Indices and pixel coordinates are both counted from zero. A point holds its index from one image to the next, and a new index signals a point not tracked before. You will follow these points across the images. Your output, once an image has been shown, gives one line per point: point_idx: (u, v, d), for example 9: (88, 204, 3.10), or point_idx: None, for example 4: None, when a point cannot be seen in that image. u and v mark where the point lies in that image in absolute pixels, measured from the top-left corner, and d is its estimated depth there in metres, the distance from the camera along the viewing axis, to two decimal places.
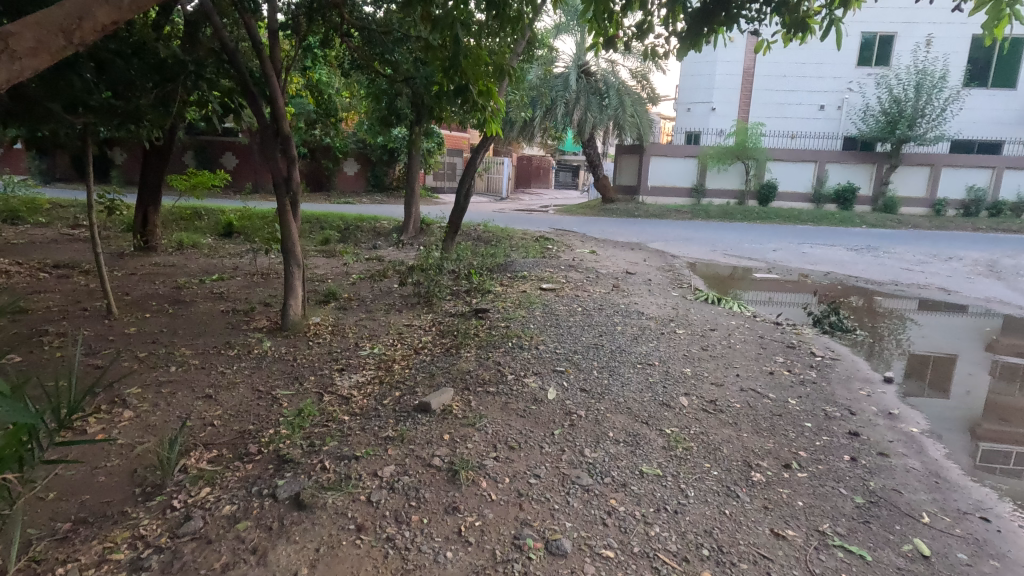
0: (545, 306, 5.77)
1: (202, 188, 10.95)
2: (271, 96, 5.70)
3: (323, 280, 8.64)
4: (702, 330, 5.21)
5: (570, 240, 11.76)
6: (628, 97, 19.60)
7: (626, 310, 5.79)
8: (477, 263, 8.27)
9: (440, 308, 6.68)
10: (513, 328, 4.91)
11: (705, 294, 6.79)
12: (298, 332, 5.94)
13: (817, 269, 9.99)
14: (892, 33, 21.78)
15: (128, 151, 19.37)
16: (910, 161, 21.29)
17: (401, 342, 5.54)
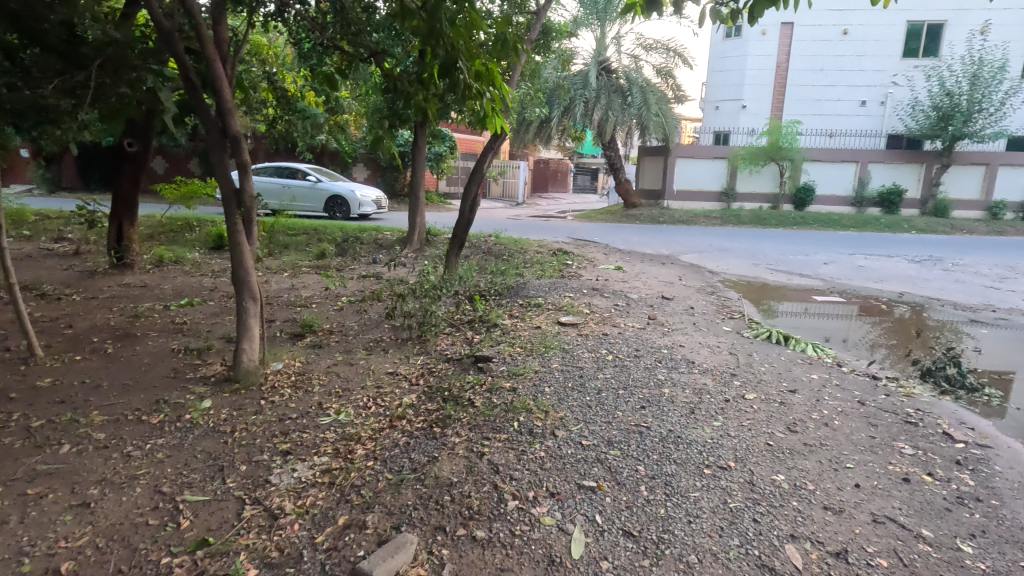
0: (564, 352, 4.44)
1: (191, 198, 9.82)
2: (214, 87, 4.46)
3: (305, 307, 7.45)
4: (777, 392, 3.83)
5: (592, 253, 10.47)
6: (654, 94, 18.18)
7: (672, 360, 4.42)
8: (484, 288, 7.06)
9: (434, 349, 5.39)
10: (523, 396, 3.60)
11: (766, 329, 5.41)
12: (251, 384, 4.69)
13: (886, 288, 8.49)
14: (941, 21, 20.05)
15: (168, 159, 18.42)
16: (962, 160, 19.53)
17: (376, 402, 4.26)
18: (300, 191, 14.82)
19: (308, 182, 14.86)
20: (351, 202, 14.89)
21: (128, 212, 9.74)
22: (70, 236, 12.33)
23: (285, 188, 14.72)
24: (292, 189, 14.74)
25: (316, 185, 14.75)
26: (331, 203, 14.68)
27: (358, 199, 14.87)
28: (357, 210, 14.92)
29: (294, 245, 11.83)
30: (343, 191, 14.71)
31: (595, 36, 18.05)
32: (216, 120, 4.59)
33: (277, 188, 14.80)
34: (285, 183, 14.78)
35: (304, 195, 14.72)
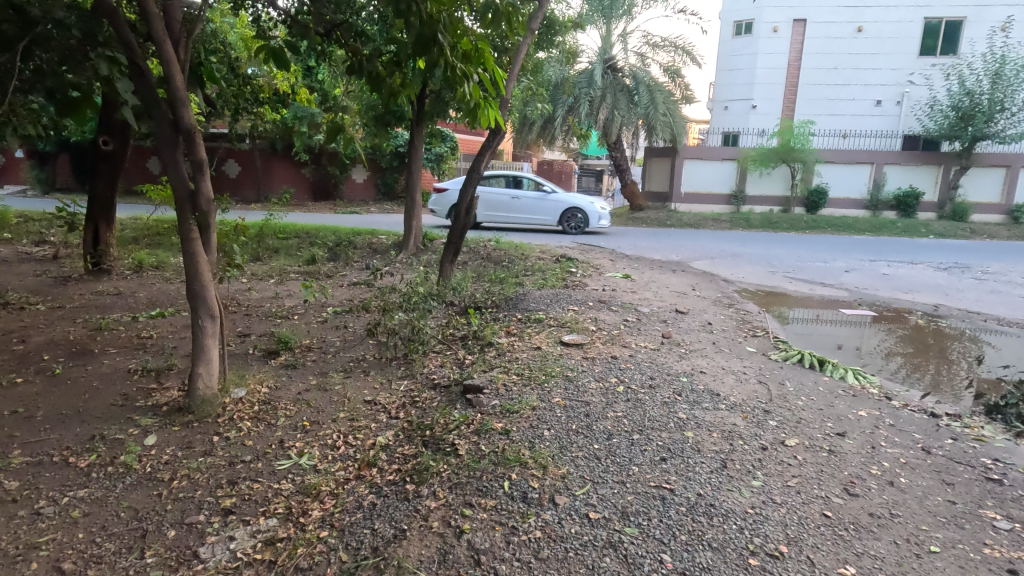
0: (568, 381, 3.82)
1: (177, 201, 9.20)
2: (165, 70, 3.84)
3: (286, 319, 6.86)
4: (823, 437, 3.19)
5: (597, 259, 9.83)
6: (661, 93, 17.52)
7: (692, 392, 3.78)
8: (480, 301, 6.45)
9: (420, 372, 4.79)
10: (517, 443, 2.97)
11: (797, 351, 4.77)
12: (205, 415, 4.07)
13: (917, 299, 7.83)
14: (961, 18, 19.36)
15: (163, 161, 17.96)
16: (982, 161, 18.82)
17: (348, 441, 3.66)
18: (532, 202, 13.71)
19: (540, 194, 13.76)
20: (588, 215, 13.73)
21: (105, 214, 9.22)
22: (51, 239, 11.75)
23: (516, 200, 13.61)
24: (523, 200, 13.63)
25: (550, 196, 13.65)
26: (569, 218, 13.66)
27: (596, 211, 13.68)
28: (594, 225, 13.75)
29: (284, 250, 11.22)
30: (581, 203, 13.54)
31: (601, 34, 17.47)
32: (167, 112, 3.99)
33: (505, 199, 13.71)
34: (515, 194, 13.69)
35: (537, 208, 13.59)
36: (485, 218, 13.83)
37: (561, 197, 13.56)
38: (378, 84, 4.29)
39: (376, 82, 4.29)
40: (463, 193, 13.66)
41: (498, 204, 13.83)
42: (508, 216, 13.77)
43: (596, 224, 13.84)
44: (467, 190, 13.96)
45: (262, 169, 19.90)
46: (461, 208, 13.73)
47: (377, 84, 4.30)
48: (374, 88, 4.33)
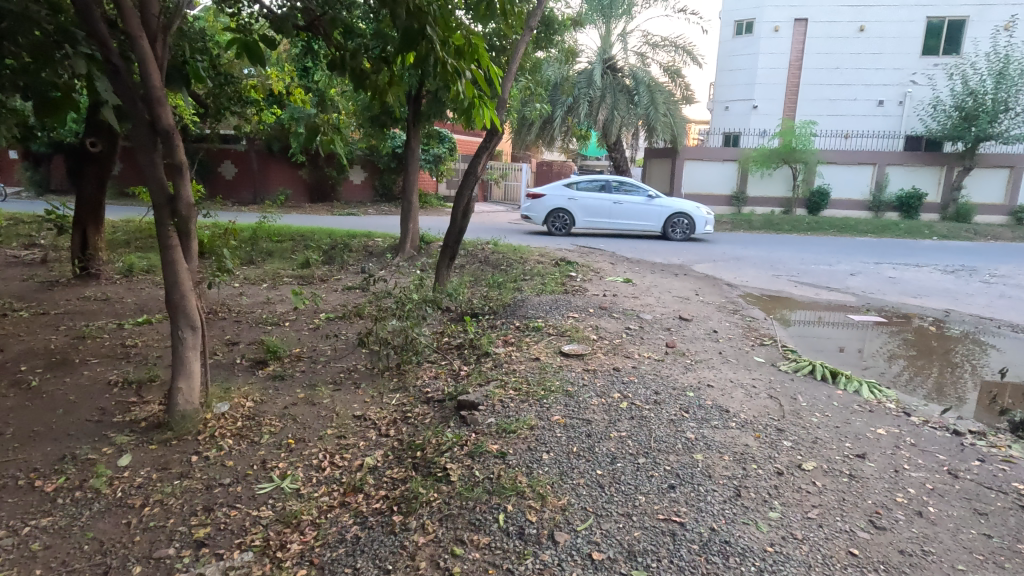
0: (568, 397, 3.60)
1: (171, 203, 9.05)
2: (141, 68, 3.63)
3: (278, 327, 6.65)
4: (841, 459, 2.98)
5: (598, 262, 9.63)
6: (661, 93, 17.31)
7: (700, 409, 3.56)
8: (477, 307, 6.25)
9: (413, 384, 4.56)
10: (513, 468, 2.76)
11: (807, 361, 4.56)
12: (186, 432, 3.84)
13: (927, 304, 7.63)
14: (964, 17, 19.16)
15: None
16: (986, 162, 18.64)
17: (335, 462, 3.44)
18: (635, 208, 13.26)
19: (643, 200, 13.27)
20: (693, 222, 13.17)
21: (94, 219, 9.00)
22: (41, 242, 11.53)
23: (618, 206, 13.18)
24: (625, 206, 13.19)
25: (654, 202, 13.15)
26: (673, 224, 13.17)
27: (703, 217, 13.13)
28: (700, 230, 13.23)
29: (279, 253, 11.00)
30: (687, 208, 13.01)
31: (600, 34, 17.28)
32: (144, 113, 3.76)
33: (606, 205, 13.31)
34: (618, 199, 13.28)
35: (640, 214, 13.13)
36: (585, 225, 13.48)
37: (666, 203, 13.01)
38: (362, 82, 4.11)
39: (361, 79, 4.11)
40: (563, 200, 13.29)
41: (599, 210, 13.43)
42: (610, 223, 13.37)
43: (702, 229, 13.31)
44: (565, 196, 13.60)
45: (258, 171, 19.67)
46: (561, 214, 13.38)
47: (362, 83, 4.12)
48: (358, 85, 4.15)
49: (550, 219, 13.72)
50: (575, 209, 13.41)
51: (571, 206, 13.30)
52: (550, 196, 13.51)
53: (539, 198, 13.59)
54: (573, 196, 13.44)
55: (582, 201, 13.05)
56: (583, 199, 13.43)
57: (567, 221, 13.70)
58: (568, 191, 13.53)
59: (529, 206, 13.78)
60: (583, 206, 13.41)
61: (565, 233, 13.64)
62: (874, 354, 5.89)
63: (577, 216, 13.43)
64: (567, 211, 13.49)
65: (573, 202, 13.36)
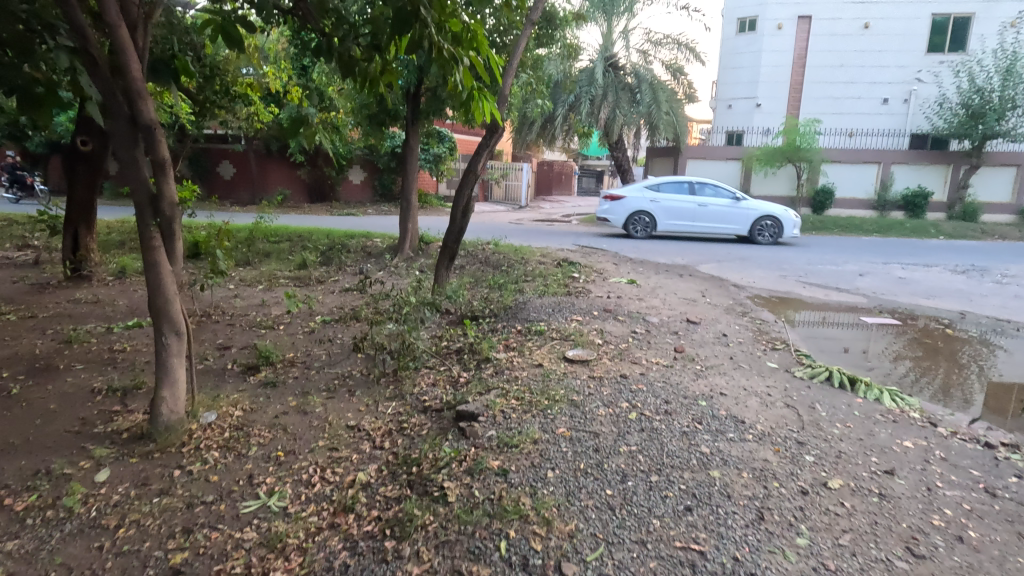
0: (574, 407, 3.39)
1: None
2: (120, 59, 3.41)
3: (272, 330, 6.45)
4: (869, 476, 2.77)
5: (601, 263, 9.42)
6: (664, 92, 17.08)
7: (714, 419, 3.35)
8: (478, 310, 6.04)
9: (410, 392, 4.36)
10: (516, 488, 2.56)
11: (824, 367, 4.35)
12: (169, 445, 3.63)
13: (940, 306, 7.41)
14: (969, 14, 18.93)
15: None
16: (992, 160, 18.41)
17: (326, 477, 3.23)
18: (720, 211, 12.92)
19: (727, 201, 12.91)
20: (781, 225, 12.77)
21: (85, 219, 8.85)
22: (34, 243, 11.34)
23: (703, 207, 12.84)
24: (709, 208, 12.87)
25: (740, 204, 12.78)
26: (758, 227, 12.80)
27: (791, 219, 12.73)
28: (787, 233, 12.85)
29: (276, 253, 10.80)
30: (776, 212, 12.64)
31: (602, 31, 17.07)
32: (123, 106, 3.53)
33: (690, 207, 12.99)
34: (702, 201, 12.94)
35: (725, 217, 12.80)
36: (666, 228, 13.18)
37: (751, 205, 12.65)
38: (350, 70, 3.92)
39: (349, 67, 3.91)
40: (643, 201, 13.00)
41: (681, 212, 13.12)
42: (693, 226, 13.07)
43: (789, 232, 12.94)
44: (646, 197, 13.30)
45: (257, 171, 19.48)
46: (642, 217, 13.09)
47: (350, 71, 3.92)
48: (346, 74, 3.95)
49: (630, 221, 13.45)
50: (657, 211, 13.10)
51: (653, 208, 13.00)
52: (630, 197, 13.22)
53: (618, 200, 13.30)
54: (654, 197, 13.14)
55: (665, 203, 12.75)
56: (664, 200, 13.12)
57: (648, 223, 13.42)
58: (649, 192, 13.22)
59: (606, 208, 13.50)
60: (665, 209, 13.10)
61: (645, 235, 13.33)
62: (888, 358, 5.68)
63: (659, 219, 13.14)
64: (648, 213, 13.21)
65: (655, 204, 13.06)
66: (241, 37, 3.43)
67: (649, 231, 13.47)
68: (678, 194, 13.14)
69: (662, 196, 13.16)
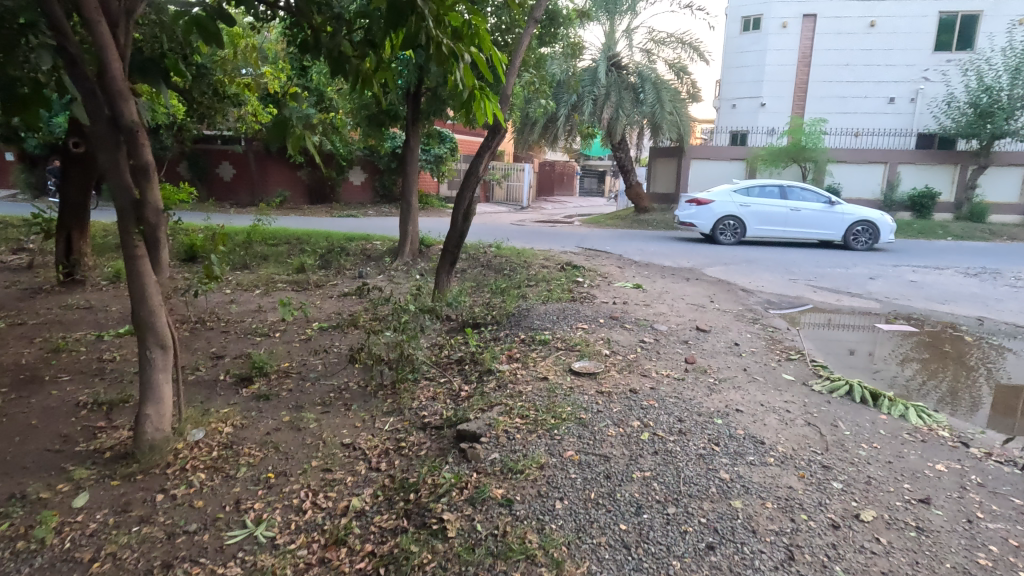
0: (582, 427, 3.20)
1: None
2: (99, 58, 3.20)
3: (267, 338, 6.27)
4: (904, 506, 2.57)
5: (605, 266, 9.22)
6: (667, 91, 16.85)
7: (731, 440, 3.14)
8: (479, 317, 5.85)
9: (408, 407, 4.15)
10: (522, 523, 2.38)
11: (844, 380, 4.13)
12: (153, 465, 3.44)
13: (956, 312, 7.18)
14: (977, 12, 18.68)
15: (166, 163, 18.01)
16: (1001, 160, 18.16)
17: (320, 502, 3.04)
18: (814, 216, 12.45)
19: (822, 206, 12.46)
20: (877, 230, 12.26)
21: (79, 220, 8.68)
22: (28, 247, 11.16)
23: (796, 212, 12.41)
24: (803, 213, 12.41)
25: (835, 209, 12.32)
26: (854, 233, 12.33)
27: (889, 225, 12.22)
28: (885, 239, 12.33)
29: (274, 257, 10.61)
30: (873, 217, 12.14)
31: (604, 30, 16.84)
32: (104, 107, 3.34)
33: (782, 212, 12.55)
34: (795, 206, 12.49)
35: (819, 222, 12.34)
36: (757, 233, 12.72)
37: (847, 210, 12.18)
38: (339, 66, 3.68)
39: (337, 63, 3.68)
40: (733, 206, 12.59)
41: (771, 217, 12.67)
42: (784, 232, 12.59)
43: (886, 238, 12.42)
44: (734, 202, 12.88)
45: (257, 172, 19.27)
46: (732, 221, 12.65)
47: (338, 67, 3.68)
48: (335, 71, 3.71)
49: (717, 226, 13.01)
50: (747, 215, 12.68)
51: (744, 213, 12.57)
52: (716, 202, 12.81)
53: (705, 204, 12.88)
54: (743, 201, 12.73)
55: (755, 207, 12.34)
56: (754, 204, 12.70)
57: (735, 228, 12.97)
58: (736, 197, 12.82)
59: (691, 212, 13.08)
60: (755, 213, 12.67)
61: (733, 241, 12.89)
62: (908, 368, 5.46)
63: (748, 224, 12.69)
64: (738, 218, 12.79)
65: (744, 209, 12.64)
66: (219, 30, 3.26)
67: (736, 237, 13.01)
68: (768, 198, 12.71)
69: (751, 200, 12.73)
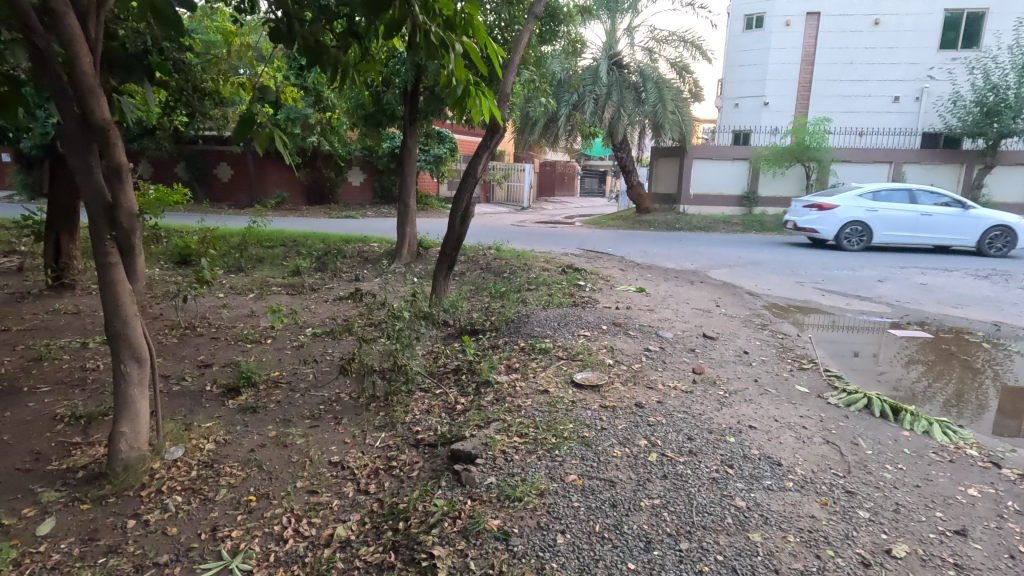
0: (585, 447, 2.99)
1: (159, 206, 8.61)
2: (67, 51, 2.97)
3: (258, 345, 6.04)
4: (937, 538, 2.35)
5: (607, 269, 9.00)
6: (670, 90, 16.62)
7: (746, 462, 2.92)
8: (477, 323, 5.63)
9: (401, 421, 3.93)
10: (520, 563, 2.17)
11: (861, 393, 3.91)
12: (127, 487, 3.22)
13: (971, 316, 6.95)
14: (983, 10, 18.46)
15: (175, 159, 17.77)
16: (1008, 159, 17.91)
17: (304, 530, 2.83)
18: (947, 221, 11.47)
19: (956, 209, 11.47)
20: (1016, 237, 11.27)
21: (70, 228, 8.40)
22: (18, 250, 10.92)
23: (928, 217, 11.44)
24: (935, 218, 11.44)
25: (970, 213, 11.33)
26: (989, 239, 11.37)
27: None
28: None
29: (269, 259, 10.39)
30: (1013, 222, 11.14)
31: (606, 29, 16.62)
32: (74, 104, 3.11)
33: (911, 217, 11.58)
34: (926, 211, 11.51)
35: (953, 228, 11.37)
36: (882, 240, 11.81)
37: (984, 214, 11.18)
38: (318, 57, 3.37)
39: (317, 54, 3.36)
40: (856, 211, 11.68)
41: (900, 222, 11.74)
42: (914, 238, 11.65)
43: None
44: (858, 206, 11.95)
45: (255, 173, 19.03)
46: (857, 228, 11.79)
47: (317, 60, 3.38)
48: (313, 62, 3.41)
49: (839, 232, 12.15)
50: (873, 221, 11.76)
51: (871, 218, 11.68)
52: (838, 206, 11.91)
53: (828, 210, 12.04)
54: (868, 205, 11.80)
55: (881, 212, 11.44)
56: (881, 209, 11.77)
57: (860, 234, 12.07)
58: (860, 200, 11.90)
59: (812, 218, 12.26)
60: (882, 218, 11.74)
61: (856, 248, 12.03)
62: (925, 376, 5.23)
63: (874, 230, 11.78)
64: (862, 224, 11.88)
65: (869, 214, 11.70)
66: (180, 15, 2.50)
67: (860, 244, 12.11)
68: (896, 202, 11.77)
69: (878, 204, 11.82)
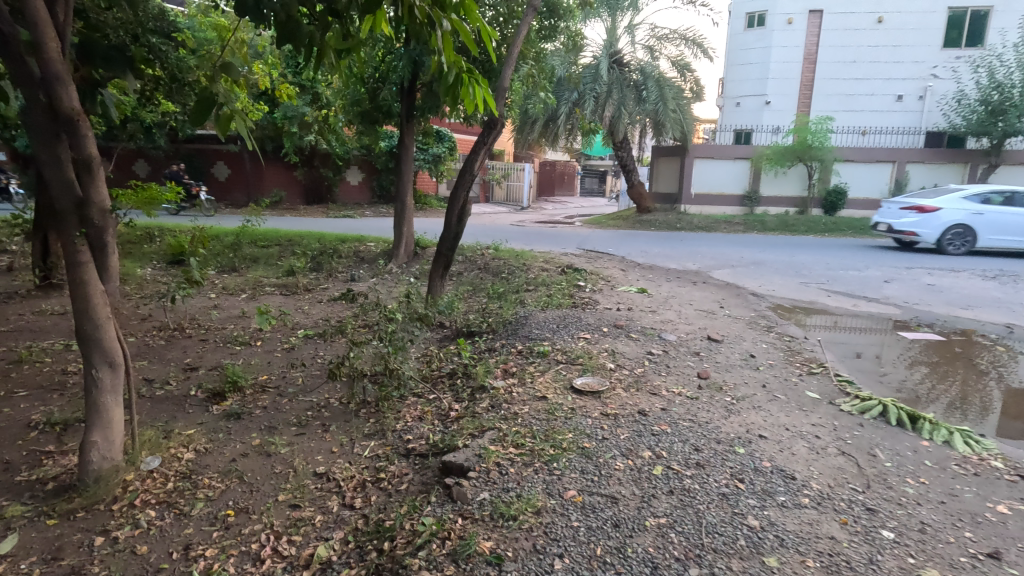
0: (584, 458, 2.80)
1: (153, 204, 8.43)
2: (35, 35, 2.77)
3: (247, 348, 5.84)
4: (968, 563, 2.16)
5: (607, 269, 8.82)
6: (671, 88, 16.41)
7: (757, 476, 2.72)
8: (473, 325, 5.43)
9: (391, 429, 3.73)
10: None
11: (876, 400, 3.71)
12: (97, 501, 3.02)
13: (980, 318, 6.76)
14: (987, 8, 18.29)
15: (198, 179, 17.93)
16: (1013, 158, 17.72)
17: (282, 550, 2.63)
18: None
19: None
20: None
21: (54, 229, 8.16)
22: (8, 249, 10.70)
23: None
24: None
25: None
26: None
27: None
28: None
29: (264, 259, 10.18)
30: None
31: (606, 26, 16.43)
32: (41, 93, 2.91)
33: (1019, 221, 10.99)
34: None
35: None
36: (988, 244, 11.16)
37: None
38: (291, 35, 3.07)
39: (290, 31, 3.06)
40: (962, 213, 11.05)
41: (1006, 226, 11.12)
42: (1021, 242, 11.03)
43: None
44: (962, 209, 11.31)
45: (252, 172, 18.81)
46: (960, 231, 11.14)
47: (290, 39, 3.08)
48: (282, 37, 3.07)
49: (940, 235, 11.47)
50: (978, 224, 11.13)
51: (978, 221, 11.05)
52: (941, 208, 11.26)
53: (929, 212, 11.38)
54: (973, 207, 11.17)
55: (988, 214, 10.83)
56: (986, 211, 11.15)
57: (963, 238, 11.40)
58: (962, 203, 11.28)
59: (910, 220, 11.59)
60: (989, 221, 11.11)
61: (958, 252, 11.36)
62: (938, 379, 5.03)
63: (981, 234, 11.13)
64: (965, 227, 11.24)
65: (975, 217, 11.07)
66: None
67: (961, 249, 11.46)
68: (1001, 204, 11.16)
69: (983, 207, 11.16)
